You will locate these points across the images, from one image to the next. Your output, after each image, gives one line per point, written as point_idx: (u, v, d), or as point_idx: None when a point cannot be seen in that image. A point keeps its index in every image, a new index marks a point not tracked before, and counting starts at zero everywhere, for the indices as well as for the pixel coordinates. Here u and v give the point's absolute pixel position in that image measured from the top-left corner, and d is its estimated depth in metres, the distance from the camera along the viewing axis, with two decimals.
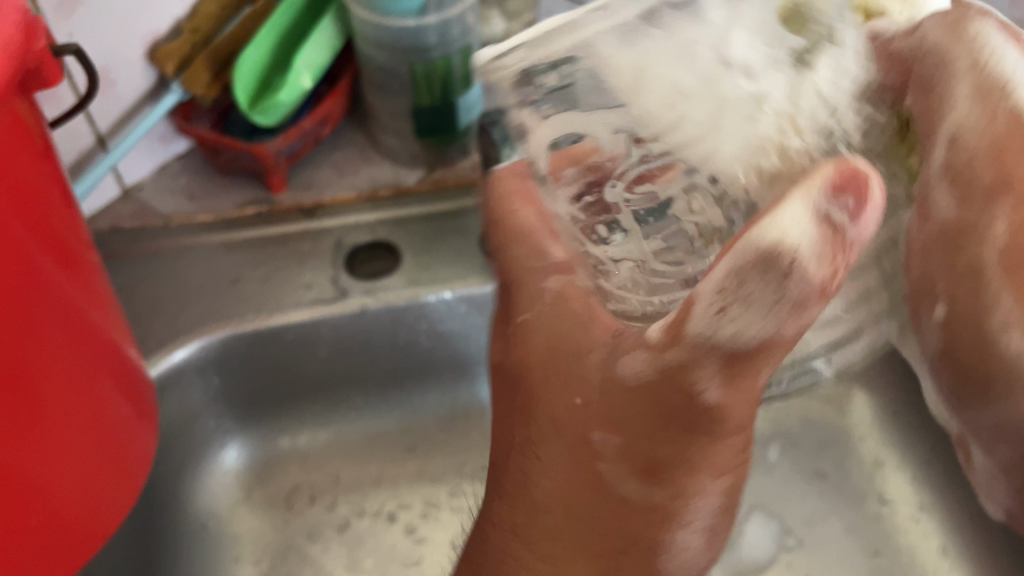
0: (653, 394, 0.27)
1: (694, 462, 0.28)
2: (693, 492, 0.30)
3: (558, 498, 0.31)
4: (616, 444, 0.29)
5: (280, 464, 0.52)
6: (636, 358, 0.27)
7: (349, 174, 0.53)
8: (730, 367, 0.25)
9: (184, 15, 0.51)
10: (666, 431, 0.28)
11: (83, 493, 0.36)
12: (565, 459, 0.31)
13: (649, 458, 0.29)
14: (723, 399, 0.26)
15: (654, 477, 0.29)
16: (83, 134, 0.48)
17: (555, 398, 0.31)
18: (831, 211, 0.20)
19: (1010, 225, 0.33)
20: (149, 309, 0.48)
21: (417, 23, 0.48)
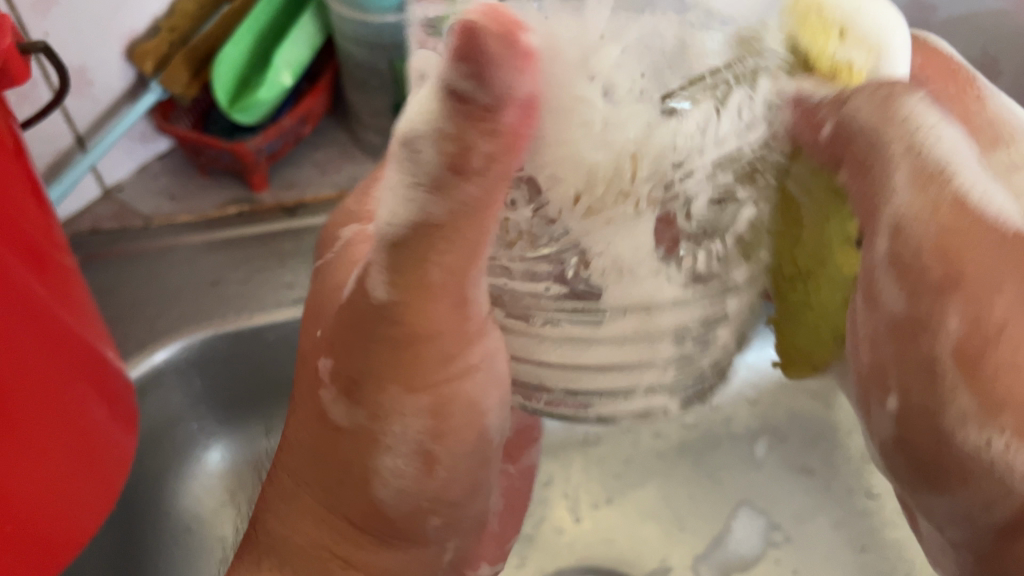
0: (354, 308, 0.29)
1: (402, 371, 0.29)
2: (392, 410, 0.30)
3: (316, 444, 0.32)
4: (331, 369, 0.31)
5: (264, 466, 0.51)
6: (373, 277, 0.28)
7: (331, 172, 0.53)
8: (398, 258, 0.26)
9: (162, 14, 0.50)
10: (377, 347, 0.29)
11: (60, 497, 0.35)
12: (310, 400, 0.33)
13: (346, 376, 0.30)
14: (394, 296, 0.28)
15: (353, 387, 0.30)
16: (60, 135, 0.47)
17: (312, 337, 0.34)
18: (477, 37, 0.20)
19: (963, 324, 0.29)
20: (129, 311, 0.47)
21: (396, 19, 0.48)
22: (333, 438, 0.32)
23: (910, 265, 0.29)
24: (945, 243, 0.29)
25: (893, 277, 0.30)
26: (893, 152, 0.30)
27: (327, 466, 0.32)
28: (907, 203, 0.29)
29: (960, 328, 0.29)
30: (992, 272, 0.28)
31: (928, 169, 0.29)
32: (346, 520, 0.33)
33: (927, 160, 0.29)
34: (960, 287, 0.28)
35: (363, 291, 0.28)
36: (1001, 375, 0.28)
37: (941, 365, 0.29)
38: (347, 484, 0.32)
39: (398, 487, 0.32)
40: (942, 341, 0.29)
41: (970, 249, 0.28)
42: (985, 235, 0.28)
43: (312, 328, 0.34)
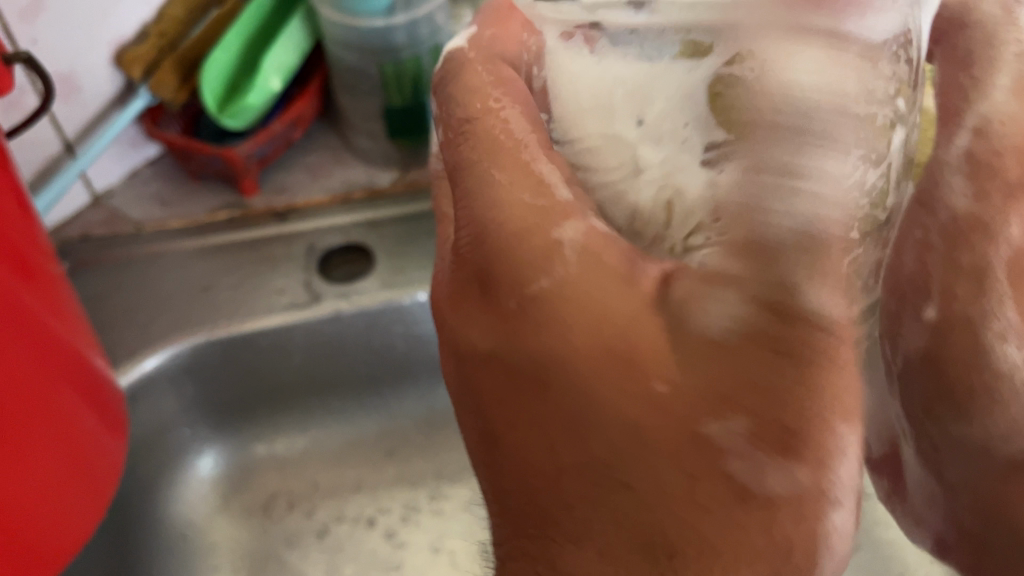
0: (763, 336, 0.22)
1: (835, 407, 0.23)
2: (835, 454, 0.23)
3: (704, 530, 0.23)
4: (742, 429, 0.23)
5: (257, 472, 0.51)
6: (827, 301, 0.22)
7: (322, 176, 0.53)
8: (839, 273, 0.22)
9: (150, 19, 0.50)
10: (810, 375, 0.22)
11: (50, 506, 0.35)
12: (673, 486, 0.23)
13: (779, 425, 0.22)
14: (856, 320, 0.22)
15: (787, 449, 0.22)
16: (48, 141, 0.47)
17: (624, 398, 0.24)
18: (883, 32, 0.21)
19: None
20: (120, 318, 0.47)
21: (385, 22, 0.48)
22: (757, 515, 0.23)
23: None
24: None
25: None
26: None
27: (752, 574, 0.23)
28: None
29: None
30: None
31: None
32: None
33: None
34: None
35: (807, 330, 0.22)
36: None
37: None
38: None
39: (832, 558, 0.23)
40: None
41: None
42: None
43: (478, 335, 0.26)
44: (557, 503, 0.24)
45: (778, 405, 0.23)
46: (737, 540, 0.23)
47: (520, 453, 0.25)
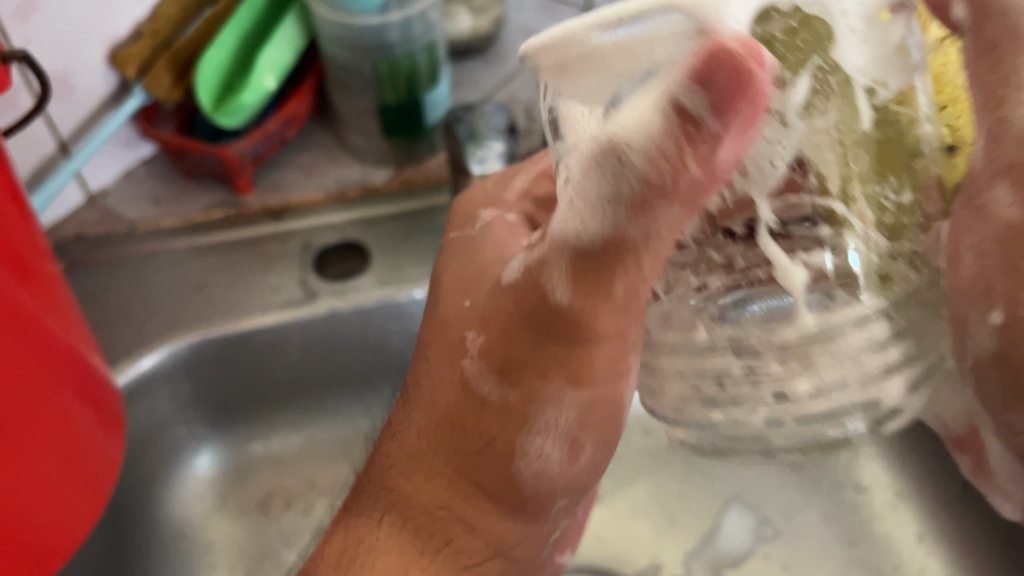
0: (524, 296, 0.27)
1: (557, 367, 0.28)
2: (542, 398, 0.28)
3: (445, 411, 0.31)
4: (481, 345, 0.29)
5: (252, 471, 0.51)
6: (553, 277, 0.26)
7: (316, 174, 0.53)
8: (581, 267, 0.25)
9: (144, 18, 0.50)
10: (543, 343, 0.28)
11: (48, 504, 0.35)
12: (444, 358, 0.31)
13: (506, 360, 0.28)
14: (576, 301, 0.26)
15: (506, 376, 0.29)
16: (43, 140, 0.47)
17: (453, 299, 0.32)
18: (691, 97, 0.20)
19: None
20: (115, 317, 0.47)
21: (379, 20, 0.48)
22: (476, 413, 0.30)
23: None
24: None
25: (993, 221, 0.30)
26: None
27: (473, 461, 0.30)
28: None
29: None
30: None
31: None
32: (467, 477, 0.31)
33: None
34: None
35: (542, 293, 0.26)
36: None
37: None
38: (485, 471, 0.30)
39: (545, 466, 0.30)
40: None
41: None
42: None
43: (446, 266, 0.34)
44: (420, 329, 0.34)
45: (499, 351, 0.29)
46: (462, 428, 0.30)
47: (427, 317, 0.33)
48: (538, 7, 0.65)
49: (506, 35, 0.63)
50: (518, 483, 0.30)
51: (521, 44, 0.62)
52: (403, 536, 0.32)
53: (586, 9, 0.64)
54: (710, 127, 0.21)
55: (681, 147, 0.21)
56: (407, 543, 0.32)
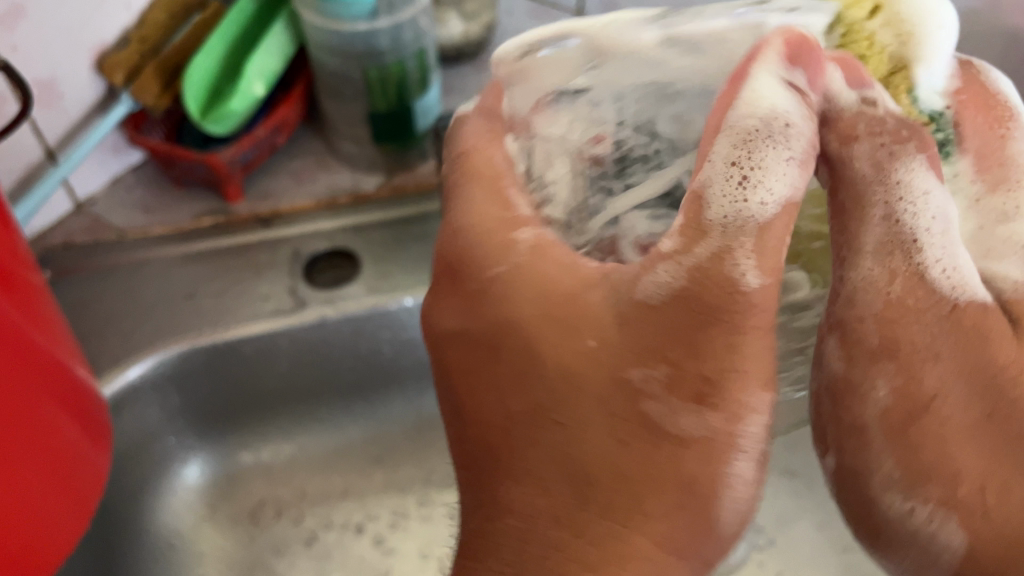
0: (696, 293, 0.25)
1: (753, 371, 0.26)
2: (750, 408, 0.26)
3: (624, 462, 0.26)
4: (660, 375, 0.26)
5: (243, 481, 0.51)
6: (743, 267, 0.25)
7: (307, 181, 0.52)
8: (763, 245, 0.25)
9: (132, 25, 0.50)
10: (737, 339, 0.25)
11: (34, 519, 0.35)
12: (591, 412, 0.27)
13: (699, 376, 0.26)
14: (761, 287, 0.25)
15: (703, 398, 0.26)
16: (29, 148, 0.47)
17: (559, 344, 0.28)
18: (796, 76, 0.27)
19: (890, 392, 0.25)
20: (102, 327, 0.47)
21: (368, 27, 0.47)
22: (649, 447, 0.26)
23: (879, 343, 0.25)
24: (887, 327, 0.25)
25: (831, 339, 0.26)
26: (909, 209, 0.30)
27: (666, 508, 0.26)
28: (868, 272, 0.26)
29: (888, 399, 0.25)
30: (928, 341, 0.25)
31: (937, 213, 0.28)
32: (654, 536, 0.26)
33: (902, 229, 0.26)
34: (895, 354, 0.25)
35: (727, 279, 0.25)
36: (927, 432, 0.25)
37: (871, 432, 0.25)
38: (681, 522, 0.26)
39: (736, 503, 0.26)
40: (868, 410, 0.25)
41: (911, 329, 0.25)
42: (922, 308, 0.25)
43: (448, 317, 0.31)
44: (502, 403, 0.28)
45: (681, 360, 0.26)
46: (651, 470, 0.26)
47: (492, 379, 0.29)
48: (530, 11, 0.65)
49: (498, 41, 0.63)
50: (719, 518, 0.26)
51: None
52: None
53: (580, 14, 0.64)
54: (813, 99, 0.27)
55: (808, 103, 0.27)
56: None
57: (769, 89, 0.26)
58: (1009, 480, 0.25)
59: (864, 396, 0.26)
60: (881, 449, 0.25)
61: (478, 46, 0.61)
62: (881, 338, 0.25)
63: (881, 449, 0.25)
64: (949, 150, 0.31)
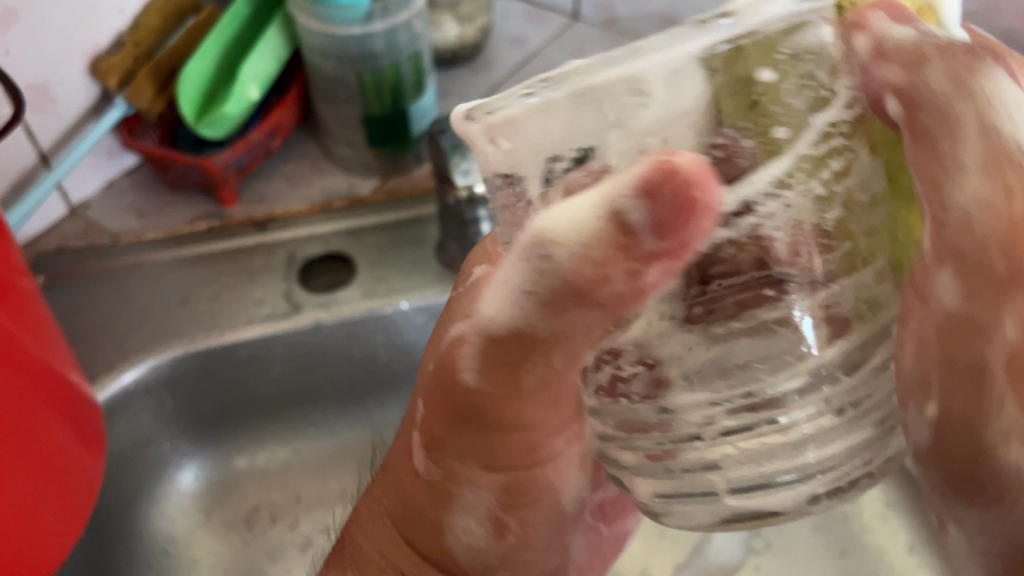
0: (442, 374, 0.28)
1: (488, 453, 0.29)
2: (466, 479, 0.30)
3: (407, 480, 0.32)
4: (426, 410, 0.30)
5: (238, 485, 0.51)
6: (465, 368, 0.27)
7: (301, 185, 0.52)
8: (488, 355, 0.25)
9: (126, 29, 0.50)
10: (464, 429, 0.28)
11: (26, 525, 0.35)
12: (409, 424, 0.32)
13: (442, 431, 0.29)
14: (485, 386, 0.26)
15: (437, 449, 0.30)
16: (23, 152, 0.46)
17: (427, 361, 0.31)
18: (634, 209, 0.19)
19: (1019, 325, 0.19)
20: (96, 332, 0.46)
21: (362, 30, 0.48)
22: (418, 483, 0.31)
23: (976, 250, 0.20)
24: (1013, 236, 0.19)
25: (941, 268, 0.20)
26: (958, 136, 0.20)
27: (408, 523, 0.32)
28: (974, 188, 0.20)
29: (1019, 336, 0.19)
30: None
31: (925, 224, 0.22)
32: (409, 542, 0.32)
33: (1004, 136, 0.20)
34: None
35: (452, 372, 0.27)
36: None
37: (994, 375, 0.20)
38: (422, 539, 0.32)
39: (469, 543, 0.31)
40: (991, 347, 0.20)
41: None
42: None
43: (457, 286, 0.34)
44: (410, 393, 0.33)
45: (447, 430, 0.29)
46: (406, 495, 0.32)
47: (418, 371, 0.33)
48: (526, 14, 0.66)
49: (494, 43, 0.63)
50: (449, 546, 0.32)
51: (509, 53, 0.62)
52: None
53: (575, 17, 0.65)
54: (647, 245, 0.19)
55: (624, 260, 0.20)
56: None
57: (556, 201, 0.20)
58: None
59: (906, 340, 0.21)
60: (1002, 401, 0.20)
61: (473, 50, 0.61)
62: (1006, 227, 0.19)
63: (1002, 401, 0.20)
64: None
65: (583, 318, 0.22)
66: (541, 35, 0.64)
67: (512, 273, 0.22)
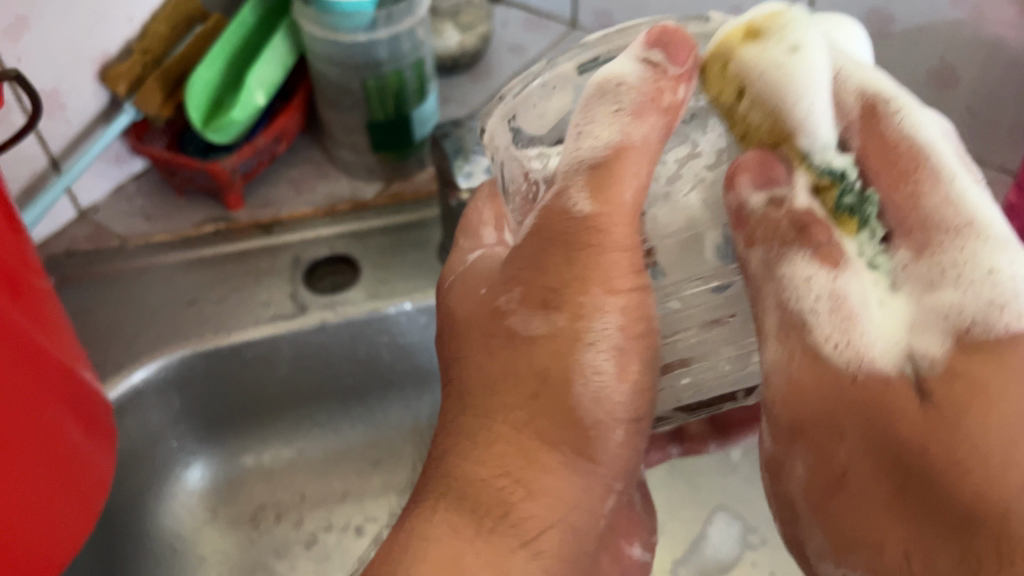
0: (542, 231, 0.29)
1: (595, 276, 0.29)
2: (599, 308, 0.29)
3: (489, 369, 0.31)
4: (518, 295, 0.30)
5: (244, 483, 0.52)
6: (570, 194, 0.28)
7: (306, 190, 0.53)
8: (597, 180, 0.28)
9: (134, 36, 0.51)
10: (574, 255, 0.29)
11: (39, 517, 0.35)
12: (479, 334, 0.31)
13: (544, 288, 0.30)
14: (595, 209, 0.28)
15: (549, 303, 0.29)
16: (35, 157, 0.47)
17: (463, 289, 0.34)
18: (654, 51, 0.27)
19: (809, 466, 0.26)
20: (105, 333, 0.47)
21: (367, 38, 0.49)
22: (526, 356, 0.30)
23: (837, 428, 0.25)
24: (830, 411, 0.25)
25: (776, 379, 0.26)
26: (767, 299, 0.26)
27: (529, 403, 0.30)
28: (775, 360, 0.26)
29: (806, 474, 0.27)
30: (844, 414, 0.25)
31: (794, 321, 0.25)
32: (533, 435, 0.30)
33: (795, 305, 0.25)
34: (806, 429, 0.26)
35: (552, 225, 0.29)
36: (845, 506, 0.26)
37: (805, 501, 0.27)
38: (544, 417, 0.30)
39: (599, 390, 0.30)
40: (794, 488, 0.27)
41: (898, 422, 0.23)
42: (893, 403, 0.24)
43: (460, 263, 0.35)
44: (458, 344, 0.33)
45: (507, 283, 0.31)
46: (520, 367, 0.30)
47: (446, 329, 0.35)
48: (524, 23, 0.68)
49: (493, 51, 0.65)
50: (578, 411, 0.30)
51: (508, 61, 0.64)
52: (459, 516, 0.30)
53: (573, 25, 0.67)
54: (671, 75, 0.27)
55: (657, 81, 0.27)
56: (464, 526, 0.30)
57: (618, 65, 0.28)
58: (935, 538, 0.23)
59: (790, 473, 0.27)
60: (818, 513, 0.27)
61: (474, 57, 0.62)
62: (794, 419, 0.26)
63: (818, 516, 0.27)
64: (870, 216, 0.25)
65: (653, 129, 0.27)
66: (539, 43, 0.66)
67: (590, 111, 0.28)
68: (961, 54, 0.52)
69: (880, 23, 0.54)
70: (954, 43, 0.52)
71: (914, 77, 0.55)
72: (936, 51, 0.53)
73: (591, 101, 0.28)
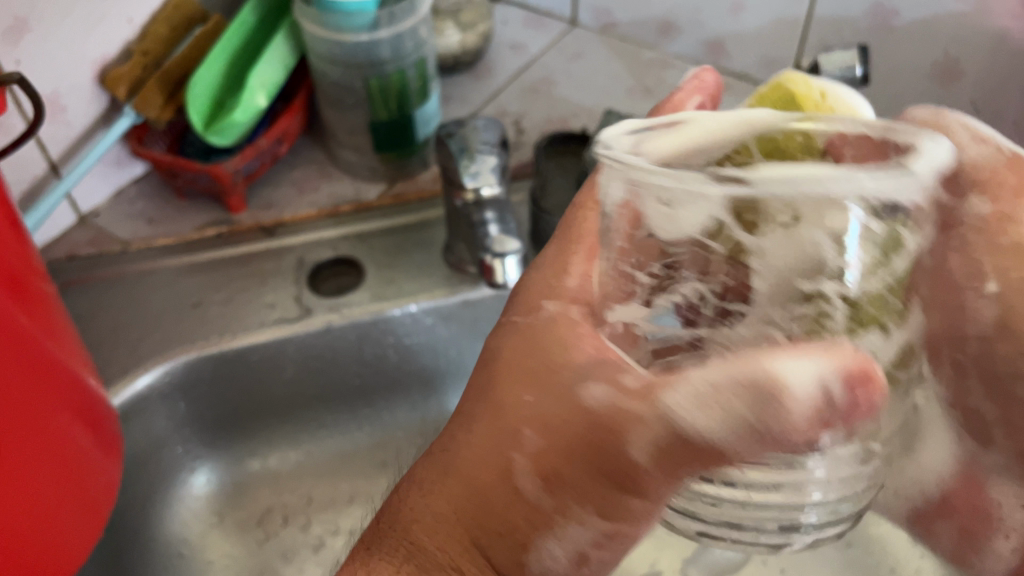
0: (594, 419, 0.24)
1: (596, 497, 0.25)
2: (569, 520, 0.25)
3: (438, 479, 0.28)
4: (534, 450, 0.25)
5: (251, 487, 0.51)
6: (633, 434, 0.23)
7: (308, 191, 0.53)
8: (665, 429, 0.22)
9: (133, 38, 0.50)
10: (593, 467, 0.24)
11: (47, 525, 0.35)
12: (485, 441, 0.27)
13: (556, 469, 0.25)
14: (648, 457, 0.23)
15: (549, 486, 0.25)
16: (35, 161, 0.47)
17: (501, 366, 0.28)
18: (838, 389, 0.20)
19: None
20: (110, 337, 0.47)
21: (369, 37, 0.48)
22: (501, 507, 0.26)
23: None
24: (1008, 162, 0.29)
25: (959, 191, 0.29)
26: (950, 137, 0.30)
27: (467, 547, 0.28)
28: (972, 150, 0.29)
29: None
30: None
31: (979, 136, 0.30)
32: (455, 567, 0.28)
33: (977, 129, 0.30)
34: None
35: (605, 407, 0.24)
36: None
37: None
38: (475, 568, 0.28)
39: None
40: None
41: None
42: None
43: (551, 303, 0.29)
44: (467, 411, 0.28)
45: (484, 440, 0.27)
46: (484, 516, 0.27)
47: (478, 379, 0.29)
48: (524, 21, 0.67)
49: (494, 50, 0.65)
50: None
51: (509, 59, 0.64)
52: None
53: (573, 23, 0.67)
54: (829, 419, 0.21)
55: (815, 426, 0.21)
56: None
57: (801, 373, 0.20)
58: None
59: None
60: None
61: (475, 56, 0.62)
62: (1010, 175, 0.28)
63: None
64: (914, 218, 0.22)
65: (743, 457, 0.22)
66: (540, 41, 0.65)
67: (722, 399, 0.21)
68: (966, 47, 0.52)
69: (884, 17, 0.53)
70: (958, 36, 0.52)
71: (919, 71, 0.55)
72: (940, 46, 0.53)
73: (734, 385, 0.21)
